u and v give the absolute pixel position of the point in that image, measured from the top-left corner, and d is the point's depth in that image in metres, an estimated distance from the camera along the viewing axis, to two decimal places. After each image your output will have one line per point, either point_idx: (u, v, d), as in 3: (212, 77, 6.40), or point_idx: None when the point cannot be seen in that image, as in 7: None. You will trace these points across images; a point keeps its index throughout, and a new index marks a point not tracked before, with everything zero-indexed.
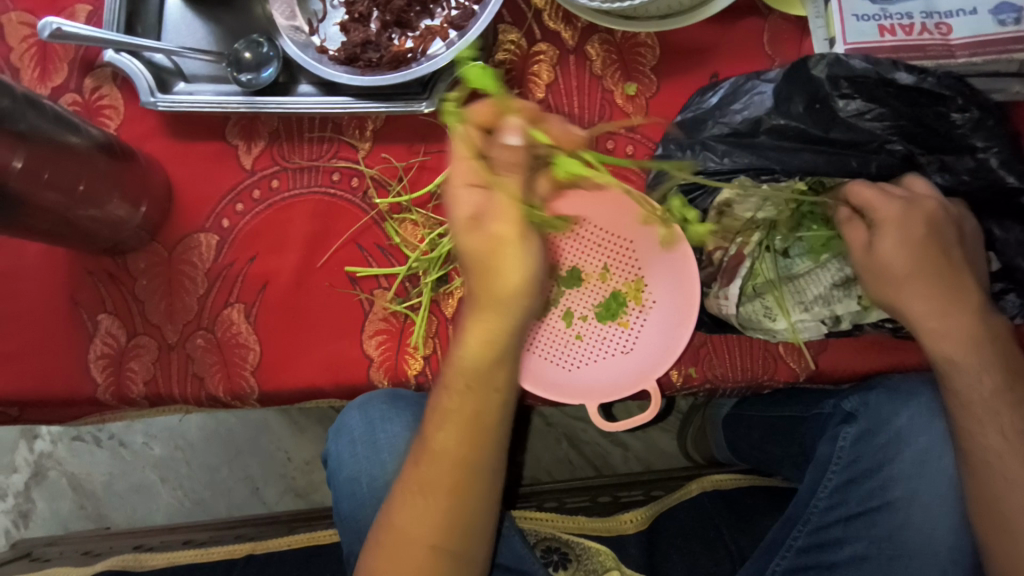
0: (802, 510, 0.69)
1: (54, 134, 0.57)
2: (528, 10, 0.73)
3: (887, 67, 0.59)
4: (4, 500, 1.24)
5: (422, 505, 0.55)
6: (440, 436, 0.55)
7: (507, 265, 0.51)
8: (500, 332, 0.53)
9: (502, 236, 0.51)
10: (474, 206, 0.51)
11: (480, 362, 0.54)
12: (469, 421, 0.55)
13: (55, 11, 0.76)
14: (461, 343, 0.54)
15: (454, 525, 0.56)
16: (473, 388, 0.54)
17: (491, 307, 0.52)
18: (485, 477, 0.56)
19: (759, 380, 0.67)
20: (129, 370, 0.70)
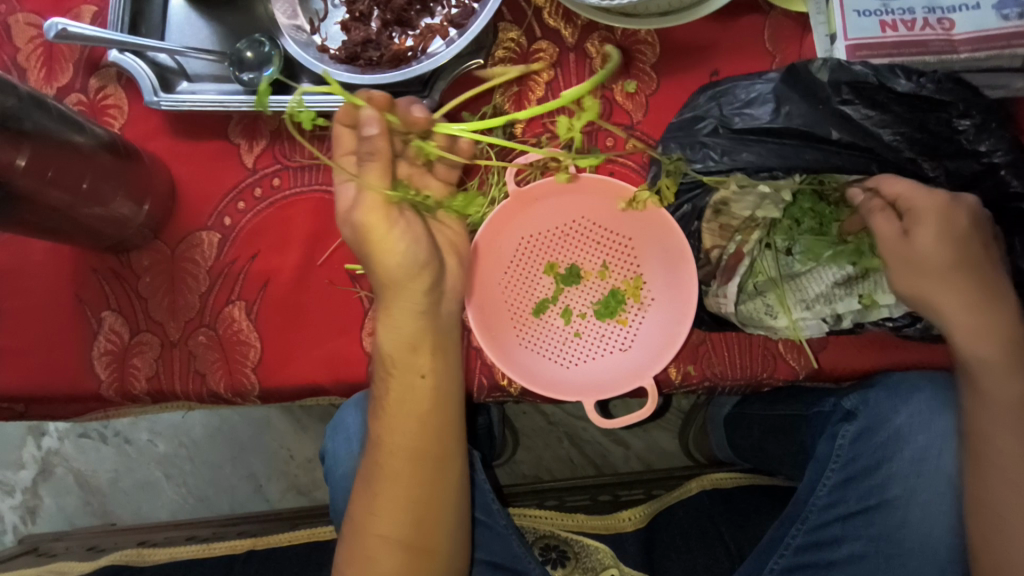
0: (802, 508, 0.68)
1: (59, 133, 0.57)
2: (529, 8, 0.73)
3: (888, 70, 0.59)
4: (12, 496, 1.25)
5: (375, 498, 0.61)
6: (388, 433, 0.62)
7: (382, 239, 0.59)
8: (414, 311, 0.61)
9: (367, 223, 0.59)
10: (350, 201, 0.60)
11: (404, 345, 0.61)
12: (406, 411, 0.62)
13: (61, 12, 0.77)
14: (380, 334, 0.62)
15: (411, 514, 0.61)
16: (403, 374, 0.61)
17: (400, 292, 0.61)
18: (430, 464, 0.62)
19: (758, 378, 0.66)
20: (133, 366, 0.71)
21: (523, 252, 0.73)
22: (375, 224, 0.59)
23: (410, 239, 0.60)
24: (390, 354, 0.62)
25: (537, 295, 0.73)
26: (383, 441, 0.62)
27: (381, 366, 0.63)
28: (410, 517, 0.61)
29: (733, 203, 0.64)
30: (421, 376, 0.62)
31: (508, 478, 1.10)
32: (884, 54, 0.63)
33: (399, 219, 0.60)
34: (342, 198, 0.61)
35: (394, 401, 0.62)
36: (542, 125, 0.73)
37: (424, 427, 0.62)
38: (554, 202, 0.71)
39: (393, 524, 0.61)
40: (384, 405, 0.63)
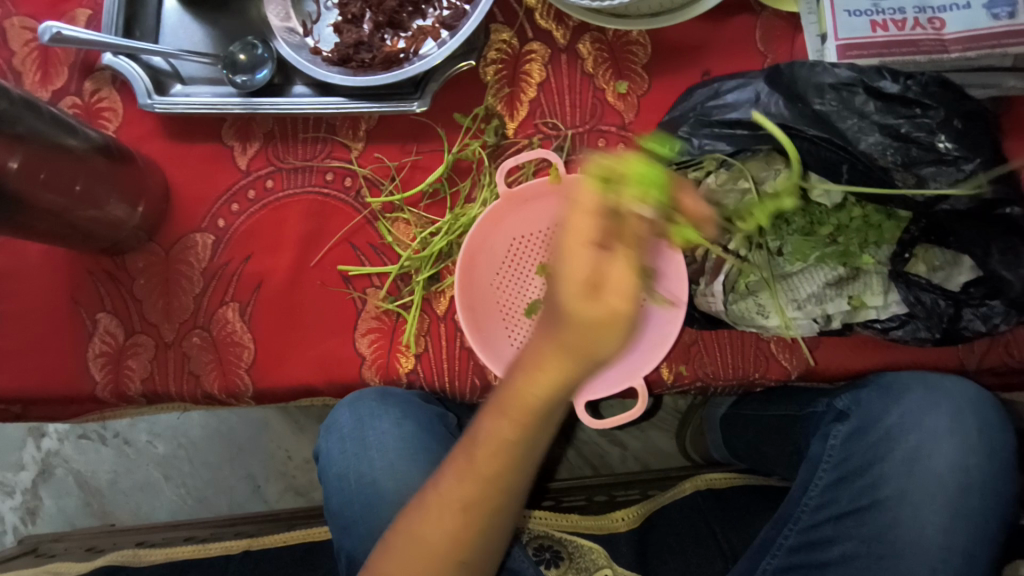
0: (793, 508, 0.69)
1: (51, 136, 0.58)
2: (521, 9, 0.73)
3: (867, 72, 0.59)
4: (12, 497, 1.26)
5: (445, 517, 0.51)
6: (482, 454, 0.50)
7: (600, 342, 0.42)
8: (566, 385, 0.45)
9: (610, 283, 0.42)
10: (589, 267, 0.42)
11: (544, 406, 0.46)
12: (514, 448, 0.49)
13: (57, 15, 0.77)
14: (522, 373, 0.47)
15: (476, 539, 0.52)
16: (531, 419, 0.47)
17: (565, 359, 0.44)
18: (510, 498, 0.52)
19: (750, 378, 0.67)
20: (127, 368, 0.71)
21: (515, 253, 0.73)
22: (585, 322, 0.42)
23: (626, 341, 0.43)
24: (510, 399, 0.47)
25: (530, 295, 0.73)
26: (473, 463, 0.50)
27: (500, 402, 0.48)
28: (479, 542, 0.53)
29: (717, 196, 0.64)
30: (551, 425, 0.49)
31: None
32: (874, 54, 0.63)
33: (635, 306, 0.43)
34: (575, 264, 0.42)
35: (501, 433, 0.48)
36: (535, 126, 0.73)
37: (522, 463, 0.50)
38: (545, 203, 0.72)
39: (442, 534, 0.52)
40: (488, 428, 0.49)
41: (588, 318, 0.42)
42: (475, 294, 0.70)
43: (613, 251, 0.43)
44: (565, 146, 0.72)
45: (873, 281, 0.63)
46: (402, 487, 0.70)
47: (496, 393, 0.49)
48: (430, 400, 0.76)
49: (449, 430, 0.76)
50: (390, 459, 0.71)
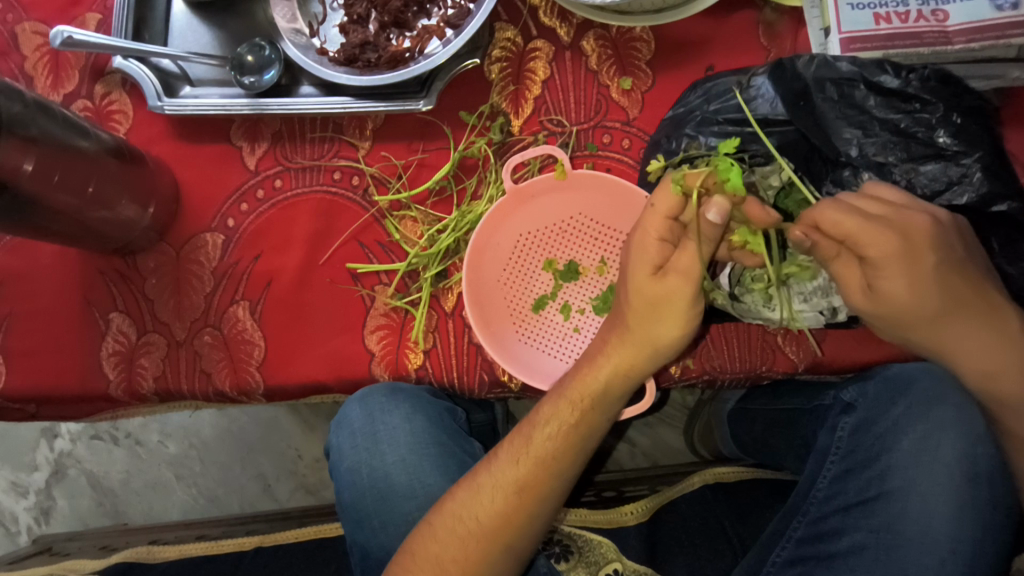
0: (801, 501, 0.70)
1: (65, 139, 0.59)
2: (524, 7, 0.74)
3: (869, 67, 0.59)
4: (26, 497, 1.27)
5: (495, 502, 0.58)
6: (539, 438, 0.60)
7: (669, 318, 0.59)
8: (630, 368, 0.61)
9: (676, 289, 0.58)
10: (662, 259, 0.59)
11: (604, 388, 0.61)
12: (569, 427, 0.60)
13: (67, 20, 0.78)
14: (597, 368, 0.61)
15: (528, 525, 0.59)
16: (589, 401, 0.60)
17: (633, 346, 0.60)
18: (553, 479, 0.59)
19: (758, 371, 0.67)
20: (140, 366, 0.72)
21: (521, 249, 0.74)
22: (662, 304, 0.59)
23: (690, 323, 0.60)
24: (580, 384, 0.61)
25: (536, 291, 0.74)
26: (528, 447, 0.60)
27: (561, 388, 0.62)
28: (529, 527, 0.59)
29: None
30: (605, 416, 0.61)
31: None
32: (879, 46, 0.63)
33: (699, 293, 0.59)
34: (649, 253, 0.59)
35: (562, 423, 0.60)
36: (540, 123, 0.73)
37: (568, 449, 0.60)
38: (550, 199, 0.73)
39: (489, 515, 0.58)
40: (545, 412, 0.61)
41: (663, 295, 0.58)
42: (483, 293, 0.71)
43: (680, 244, 0.58)
44: (570, 142, 0.73)
45: None
46: (413, 481, 0.71)
47: (561, 382, 0.63)
48: (439, 395, 0.77)
49: (456, 424, 0.77)
50: (402, 453, 0.73)
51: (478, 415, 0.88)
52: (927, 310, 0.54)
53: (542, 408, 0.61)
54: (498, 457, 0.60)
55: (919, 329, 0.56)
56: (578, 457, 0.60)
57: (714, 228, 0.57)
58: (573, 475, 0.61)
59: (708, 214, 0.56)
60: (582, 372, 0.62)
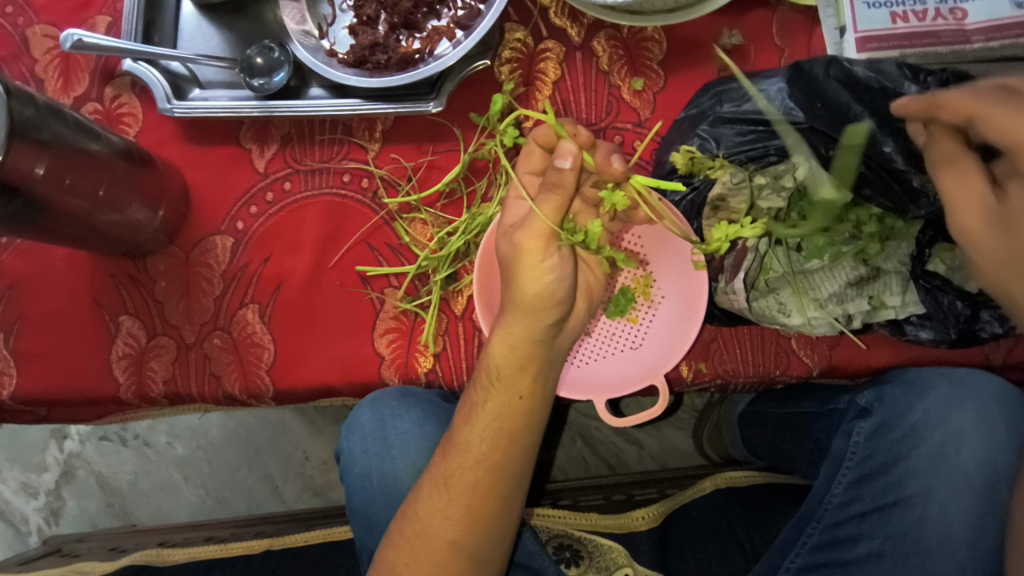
0: (817, 506, 0.68)
1: (75, 142, 0.59)
2: (535, 8, 0.73)
3: (888, 71, 0.57)
4: (36, 498, 1.28)
5: (445, 506, 0.60)
6: (476, 443, 0.60)
7: (533, 273, 0.58)
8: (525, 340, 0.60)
9: (529, 246, 0.58)
10: (518, 216, 0.61)
11: (508, 367, 0.60)
12: (503, 426, 0.60)
13: (77, 22, 0.78)
14: (492, 345, 0.61)
15: (483, 522, 0.60)
16: (512, 390, 0.60)
17: (527, 316, 0.59)
18: (505, 477, 0.61)
19: (771, 375, 0.66)
20: (150, 369, 0.72)
21: None
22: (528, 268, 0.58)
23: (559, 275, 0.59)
24: (497, 367, 0.60)
25: None
26: (465, 449, 0.61)
27: (484, 377, 0.61)
28: (483, 526, 0.60)
29: (727, 195, 0.63)
30: (517, 396, 0.60)
31: None
32: (894, 46, 0.62)
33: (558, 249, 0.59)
34: (510, 212, 0.62)
35: (491, 414, 0.60)
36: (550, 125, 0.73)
37: (509, 445, 0.61)
38: None
39: (452, 526, 0.60)
40: (477, 411, 0.61)
41: (518, 249, 0.58)
42: (492, 292, 0.70)
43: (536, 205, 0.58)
44: None
45: (893, 281, 0.63)
46: None
47: (480, 371, 0.62)
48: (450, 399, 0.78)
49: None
50: (411, 458, 0.74)
51: None
52: None
53: (467, 398, 0.62)
54: (445, 462, 0.62)
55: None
56: (522, 455, 0.62)
57: (570, 177, 0.55)
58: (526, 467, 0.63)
59: (557, 161, 0.55)
60: (486, 356, 0.61)
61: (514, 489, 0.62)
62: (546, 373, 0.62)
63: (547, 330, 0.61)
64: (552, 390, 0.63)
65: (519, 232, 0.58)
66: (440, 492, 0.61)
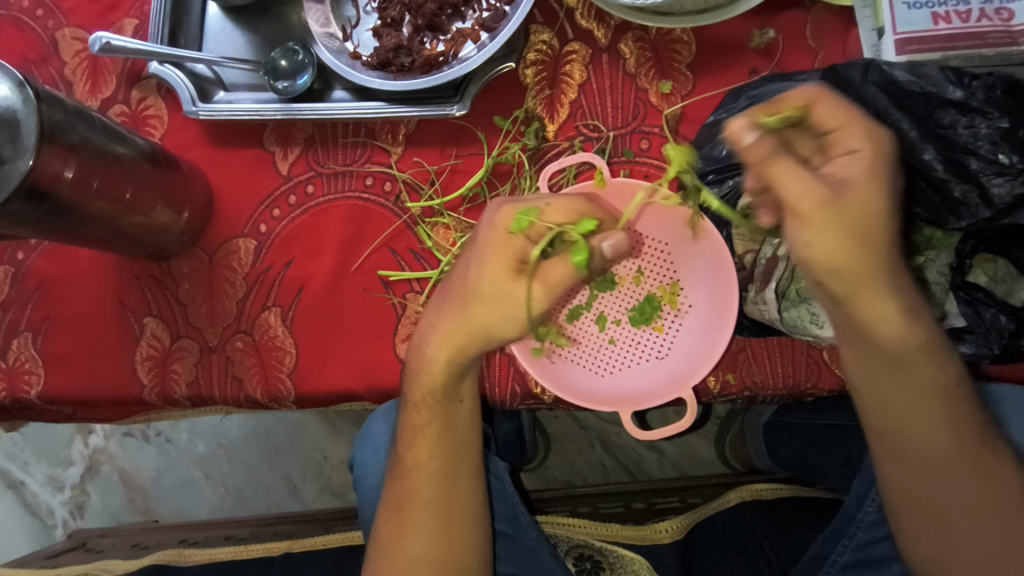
0: (849, 524, 0.66)
1: (102, 145, 0.59)
2: (561, 9, 0.72)
3: (934, 74, 0.55)
4: (61, 492, 1.30)
5: (406, 523, 0.64)
6: (420, 457, 0.64)
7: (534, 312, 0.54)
8: (457, 359, 0.58)
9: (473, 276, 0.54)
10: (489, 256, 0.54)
11: (439, 384, 0.61)
12: (443, 436, 0.64)
13: (105, 26, 0.79)
14: (414, 361, 0.61)
15: (447, 531, 0.64)
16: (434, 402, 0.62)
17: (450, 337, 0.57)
18: (461, 482, 0.65)
19: (801, 387, 0.64)
20: (173, 371, 0.72)
21: None
22: (496, 287, 0.53)
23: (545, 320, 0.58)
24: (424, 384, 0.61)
25: (571, 300, 0.71)
26: (416, 466, 0.64)
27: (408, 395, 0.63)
28: (444, 537, 0.64)
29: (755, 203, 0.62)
30: (455, 404, 0.63)
31: (539, 482, 1.09)
32: (937, 48, 0.60)
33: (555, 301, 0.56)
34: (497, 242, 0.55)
35: (433, 427, 0.63)
36: (576, 128, 0.71)
37: (455, 453, 0.65)
38: None
39: (423, 541, 0.64)
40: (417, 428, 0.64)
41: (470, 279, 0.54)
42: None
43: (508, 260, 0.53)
44: (607, 148, 0.71)
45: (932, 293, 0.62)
46: None
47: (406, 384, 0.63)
48: None
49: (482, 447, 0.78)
50: None
51: (503, 426, 0.90)
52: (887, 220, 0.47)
53: (407, 418, 0.64)
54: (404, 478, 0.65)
55: (856, 234, 0.46)
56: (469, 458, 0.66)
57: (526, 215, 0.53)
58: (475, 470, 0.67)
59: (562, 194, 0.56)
60: (423, 377, 0.60)
61: (472, 493, 0.66)
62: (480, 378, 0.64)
63: (468, 358, 0.58)
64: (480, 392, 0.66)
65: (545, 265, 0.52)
66: (407, 511, 0.64)
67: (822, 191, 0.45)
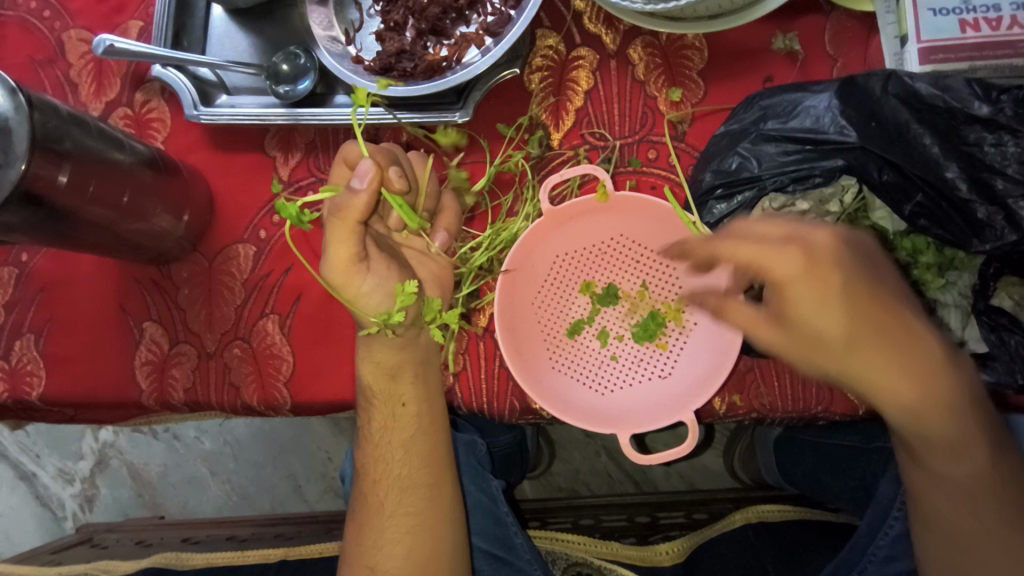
0: (859, 556, 0.65)
1: (99, 151, 0.58)
2: (568, 13, 0.70)
3: (962, 87, 0.51)
4: (72, 485, 1.32)
5: (364, 531, 0.64)
6: (381, 463, 0.65)
7: (360, 294, 0.61)
8: (392, 363, 0.63)
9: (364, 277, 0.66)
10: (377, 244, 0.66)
11: (380, 381, 0.63)
12: (397, 440, 0.65)
13: (111, 27, 0.79)
14: (359, 365, 0.64)
15: (405, 543, 0.63)
16: (384, 405, 0.64)
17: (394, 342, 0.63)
18: (417, 491, 0.64)
19: (812, 412, 0.62)
20: (171, 376, 0.72)
21: (558, 271, 0.69)
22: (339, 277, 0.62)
23: (383, 284, 0.63)
24: (370, 387, 0.63)
25: (572, 315, 0.69)
26: (378, 471, 0.65)
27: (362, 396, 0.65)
28: (400, 549, 0.63)
29: None
30: (403, 405, 0.64)
31: (543, 490, 1.08)
32: (963, 58, 0.57)
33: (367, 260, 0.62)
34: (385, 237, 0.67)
35: (377, 431, 0.65)
36: (581, 137, 0.69)
37: (415, 461, 0.65)
38: (587, 222, 0.67)
39: (387, 552, 0.63)
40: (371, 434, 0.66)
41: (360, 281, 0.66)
42: (524, 270, 0.67)
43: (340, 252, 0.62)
44: (614, 157, 0.68)
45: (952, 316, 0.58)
46: None
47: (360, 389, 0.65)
48: (460, 427, 0.77)
49: (477, 460, 0.75)
50: None
51: (503, 437, 0.88)
52: (854, 326, 0.45)
53: (362, 423, 0.66)
54: (366, 483, 0.66)
55: (841, 362, 0.46)
56: (429, 467, 0.65)
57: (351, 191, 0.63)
58: (440, 481, 0.65)
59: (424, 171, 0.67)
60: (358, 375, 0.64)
61: (432, 503, 0.65)
62: (423, 374, 0.65)
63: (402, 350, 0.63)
64: (438, 398, 0.66)
65: (328, 259, 0.60)
66: (371, 518, 0.64)
67: (767, 332, 0.48)
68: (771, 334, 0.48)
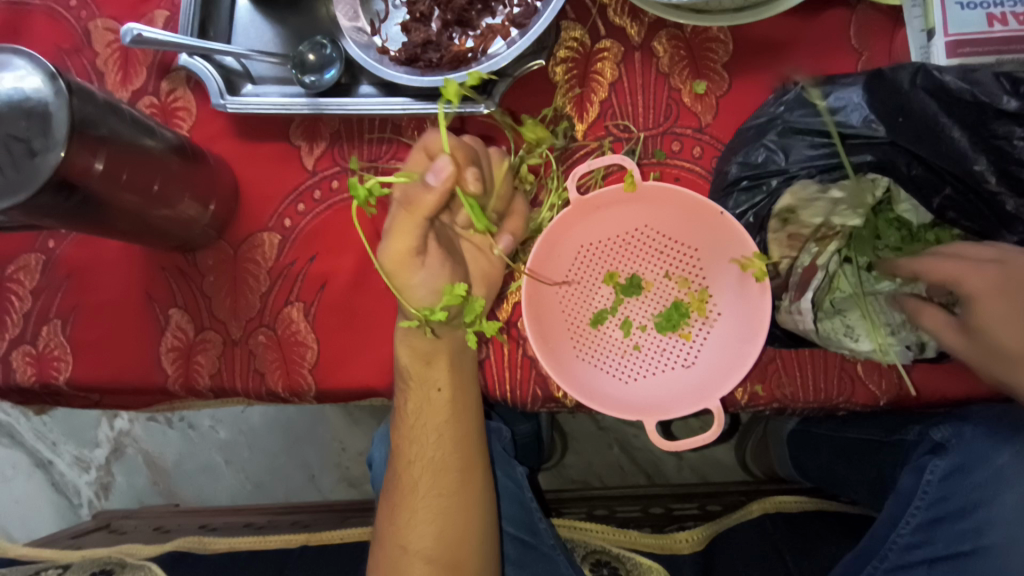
0: (880, 545, 0.66)
1: (131, 138, 0.59)
2: (593, 5, 0.70)
3: (989, 81, 0.52)
4: (87, 472, 1.33)
5: (395, 511, 0.65)
6: (414, 447, 0.66)
7: (406, 282, 0.63)
8: (423, 348, 0.63)
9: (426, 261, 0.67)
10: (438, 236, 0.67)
11: (413, 366, 0.64)
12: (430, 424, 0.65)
13: (137, 16, 0.79)
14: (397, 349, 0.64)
15: (436, 524, 0.64)
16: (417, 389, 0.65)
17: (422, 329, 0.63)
18: (447, 474, 0.65)
19: (834, 402, 0.62)
20: (197, 362, 0.73)
21: (581, 262, 0.69)
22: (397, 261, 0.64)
23: (432, 280, 0.63)
24: (405, 366, 0.64)
25: (596, 305, 0.70)
26: (411, 454, 0.66)
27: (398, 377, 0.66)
28: (431, 530, 0.63)
29: (799, 205, 0.59)
30: (437, 391, 0.64)
31: (556, 481, 1.09)
32: (991, 51, 0.57)
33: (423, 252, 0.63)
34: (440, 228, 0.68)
35: (411, 415, 0.66)
36: (605, 128, 0.70)
37: (447, 444, 0.65)
38: (612, 213, 0.68)
39: (417, 532, 0.64)
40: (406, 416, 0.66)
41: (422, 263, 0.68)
42: (550, 262, 0.67)
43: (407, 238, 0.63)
44: (638, 148, 0.69)
45: None
46: None
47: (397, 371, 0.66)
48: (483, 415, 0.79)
49: (503, 447, 0.77)
50: None
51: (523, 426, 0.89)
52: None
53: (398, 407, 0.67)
54: (399, 465, 0.67)
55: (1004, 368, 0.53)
56: (461, 451, 0.66)
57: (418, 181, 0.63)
58: (471, 465, 0.66)
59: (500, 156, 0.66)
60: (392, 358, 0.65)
61: (462, 487, 0.65)
62: (456, 361, 0.65)
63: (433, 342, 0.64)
64: (471, 383, 0.66)
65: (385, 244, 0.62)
66: (403, 500, 0.65)
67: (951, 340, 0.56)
68: (954, 340, 0.55)
